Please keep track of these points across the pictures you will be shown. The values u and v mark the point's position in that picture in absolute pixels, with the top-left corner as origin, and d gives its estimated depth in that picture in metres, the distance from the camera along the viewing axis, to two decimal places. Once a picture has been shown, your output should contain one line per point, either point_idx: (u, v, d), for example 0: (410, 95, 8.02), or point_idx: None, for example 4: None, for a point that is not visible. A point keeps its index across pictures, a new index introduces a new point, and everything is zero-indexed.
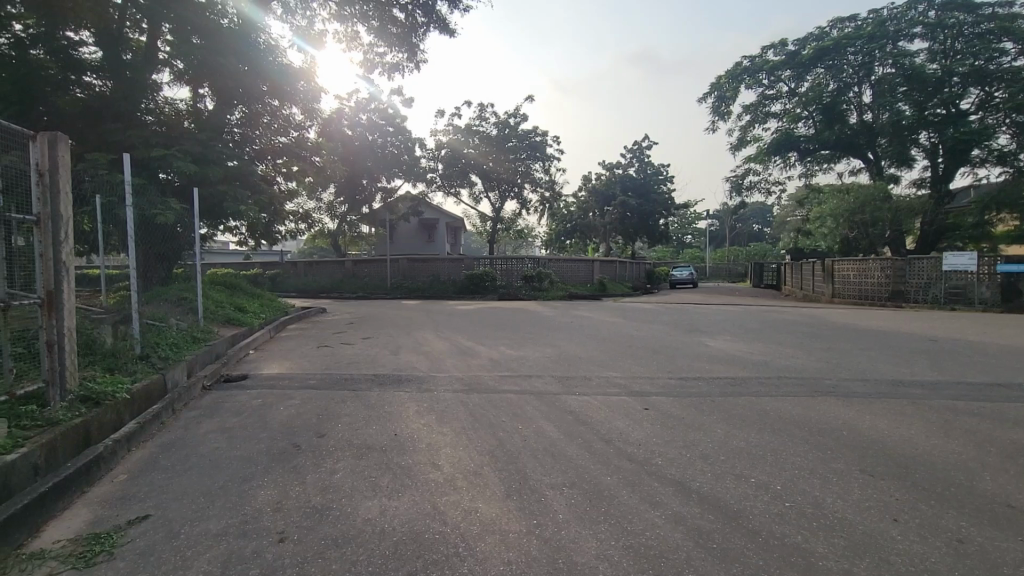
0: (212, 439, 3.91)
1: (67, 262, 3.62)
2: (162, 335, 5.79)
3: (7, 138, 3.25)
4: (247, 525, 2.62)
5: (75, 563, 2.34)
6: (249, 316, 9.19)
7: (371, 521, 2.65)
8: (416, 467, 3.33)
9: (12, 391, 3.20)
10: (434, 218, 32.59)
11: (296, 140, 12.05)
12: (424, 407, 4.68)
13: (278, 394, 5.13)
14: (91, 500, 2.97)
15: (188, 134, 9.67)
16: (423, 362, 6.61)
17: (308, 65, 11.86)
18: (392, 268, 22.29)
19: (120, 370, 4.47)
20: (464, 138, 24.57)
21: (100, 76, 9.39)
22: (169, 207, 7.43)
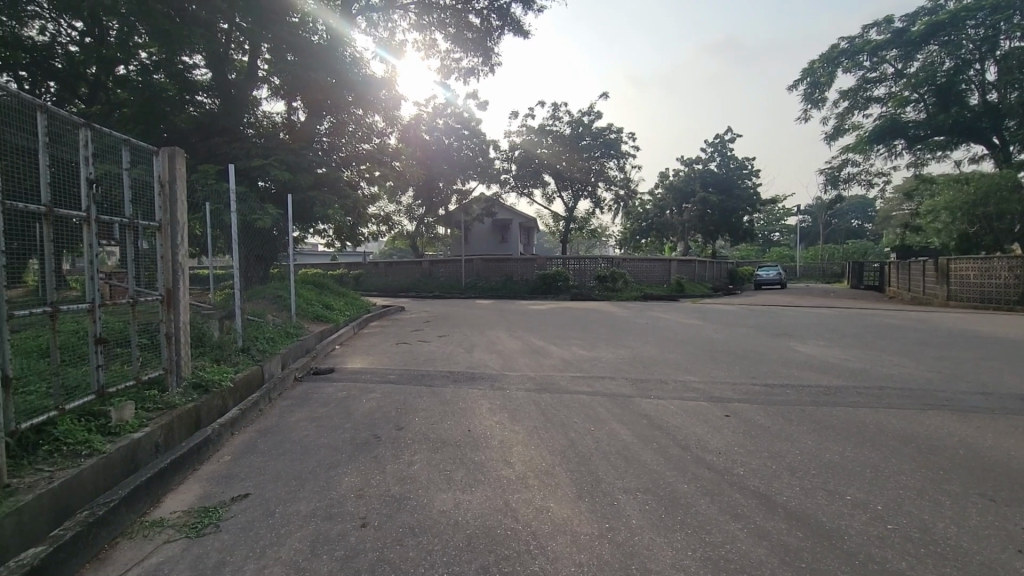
0: (302, 427, 4.22)
1: (183, 263, 4.08)
2: (261, 330, 6.33)
3: (137, 154, 3.70)
4: (333, 509, 2.79)
5: (187, 532, 2.61)
6: (335, 313, 9.81)
7: (445, 513, 2.72)
8: (489, 463, 3.39)
9: (139, 377, 3.65)
10: (507, 219, 33.03)
11: (378, 146, 12.69)
12: (497, 405, 4.74)
13: (360, 388, 5.42)
14: (201, 477, 3.31)
15: (283, 145, 10.52)
16: (495, 361, 6.70)
17: (388, 74, 12.50)
18: (467, 269, 22.85)
19: (225, 361, 4.95)
20: (537, 139, 24.64)
21: (210, 95, 10.73)
22: (267, 213, 8.12)
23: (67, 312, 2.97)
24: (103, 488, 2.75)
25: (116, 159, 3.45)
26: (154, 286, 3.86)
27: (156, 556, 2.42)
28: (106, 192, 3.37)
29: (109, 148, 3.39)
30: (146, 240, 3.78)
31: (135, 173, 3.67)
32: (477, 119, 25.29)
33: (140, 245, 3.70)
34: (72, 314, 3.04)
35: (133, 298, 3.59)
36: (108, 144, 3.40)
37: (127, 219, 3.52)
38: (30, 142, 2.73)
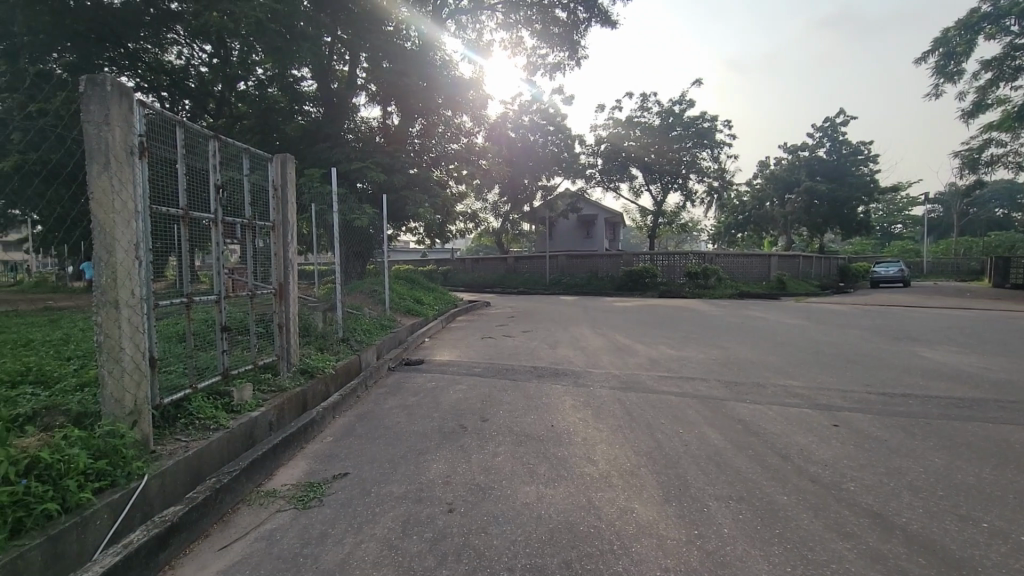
0: (395, 413, 4.47)
1: (292, 260, 4.47)
2: (359, 322, 6.79)
3: (255, 161, 4.09)
4: (422, 492, 2.93)
5: (296, 504, 2.88)
6: (424, 307, 10.27)
7: (529, 505, 2.75)
8: (571, 459, 3.37)
9: (257, 361, 4.07)
10: (593, 214, 32.60)
11: (466, 146, 13.07)
12: (581, 401, 4.71)
13: (447, 379, 5.63)
14: (308, 455, 3.62)
15: (380, 149, 11.18)
16: (579, 357, 6.64)
17: (475, 75, 12.83)
18: (551, 265, 22.90)
19: (328, 349, 5.38)
20: (625, 131, 23.96)
21: (315, 104, 11.62)
22: (364, 212, 8.66)
23: (199, 303, 3.36)
24: (227, 459, 3.09)
25: (237, 167, 3.84)
26: (268, 280, 4.27)
27: (270, 523, 2.68)
28: (230, 196, 3.76)
29: (232, 157, 3.78)
30: (262, 239, 4.18)
31: (253, 178, 4.06)
32: (563, 114, 25.14)
33: (257, 243, 4.10)
34: (203, 305, 3.43)
35: (251, 291, 3.98)
36: (231, 154, 3.78)
37: (246, 220, 3.90)
38: (171, 154, 3.13)
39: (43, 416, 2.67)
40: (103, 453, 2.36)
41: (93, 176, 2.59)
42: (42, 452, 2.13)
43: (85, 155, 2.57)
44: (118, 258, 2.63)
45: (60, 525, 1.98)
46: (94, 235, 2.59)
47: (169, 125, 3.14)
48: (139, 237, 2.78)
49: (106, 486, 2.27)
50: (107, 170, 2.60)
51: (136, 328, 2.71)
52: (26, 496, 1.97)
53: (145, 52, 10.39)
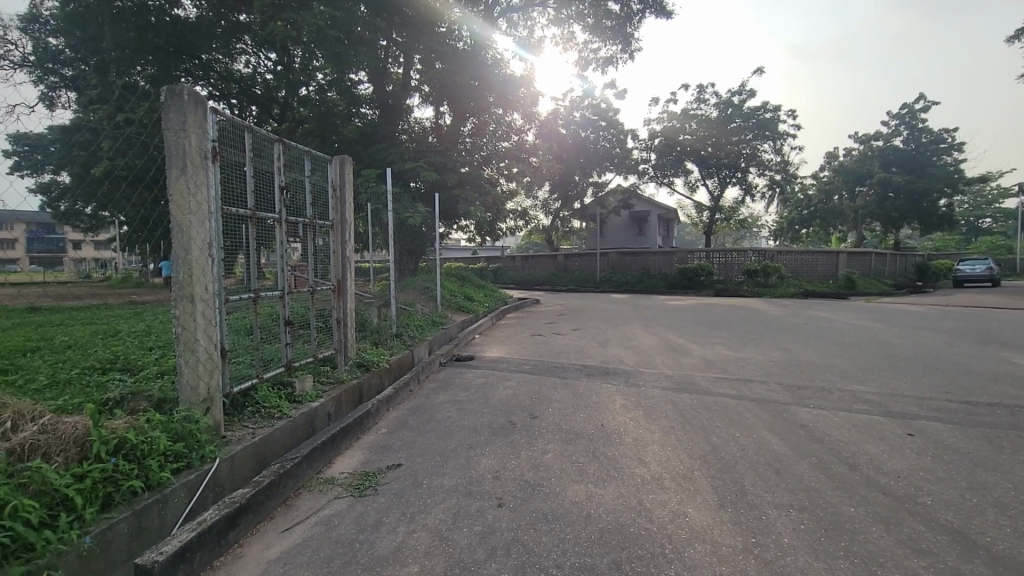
0: (446, 408, 4.56)
1: (349, 257, 4.64)
2: (412, 318, 6.98)
3: (316, 163, 4.27)
4: (472, 486, 2.98)
5: (353, 491, 2.99)
6: (475, 304, 10.40)
7: (578, 504, 2.73)
8: (622, 459, 3.32)
9: (318, 354, 4.27)
10: (646, 211, 31.87)
11: (517, 143, 13.11)
12: (632, 401, 4.62)
13: (497, 376, 5.68)
14: (363, 445, 3.76)
15: (432, 149, 11.39)
16: (630, 357, 6.51)
17: (526, 72, 12.80)
18: (602, 262, 22.63)
19: (383, 344, 5.55)
20: (680, 124, 23.21)
21: (371, 107, 12.00)
22: (417, 211, 8.87)
23: (265, 298, 3.56)
24: (290, 447, 3.26)
25: (300, 169, 4.02)
26: (327, 277, 4.46)
27: (329, 509, 2.80)
28: (293, 197, 3.95)
29: (295, 159, 3.95)
30: (322, 237, 4.37)
31: (314, 179, 4.24)
32: (615, 109, 24.67)
33: (318, 241, 4.29)
34: (269, 300, 3.63)
35: (312, 287, 4.16)
36: (294, 156, 3.97)
37: (308, 219, 4.08)
38: (240, 157, 3.32)
39: (128, 401, 2.91)
40: (180, 436, 2.55)
41: (172, 180, 2.78)
42: (129, 433, 2.32)
43: (166, 160, 2.77)
44: (194, 256, 2.83)
45: (143, 501, 2.15)
46: (172, 235, 2.79)
47: (238, 130, 3.33)
48: (211, 236, 2.97)
49: (183, 467, 2.44)
50: (184, 175, 2.79)
51: (208, 321, 2.90)
52: (115, 473, 2.15)
53: (217, 62, 10.96)
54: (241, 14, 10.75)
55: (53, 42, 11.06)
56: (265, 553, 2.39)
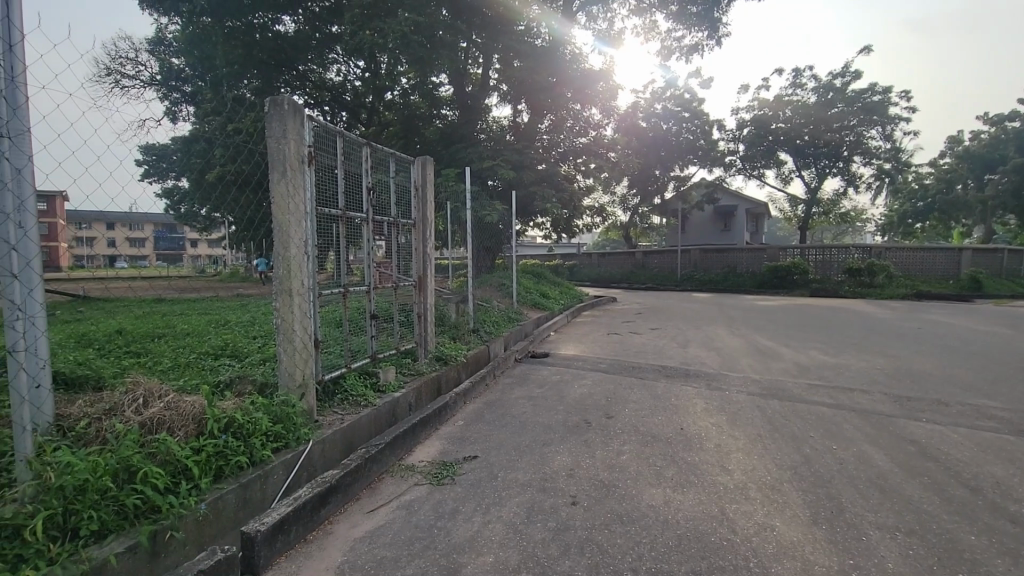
0: (521, 403, 4.61)
1: (429, 254, 4.81)
2: (489, 314, 7.11)
3: (401, 164, 4.47)
4: (546, 482, 2.99)
5: (432, 479, 3.11)
6: (550, 301, 10.41)
7: (655, 508, 2.65)
8: (704, 466, 3.17)
9: (400, 347, 4.47)
10: (733, 205, 30.16)
11: (595, 139, 12.93)
12: (714, 405, 4.40)
13: (572, 373, 5.64)
14: (442, 435, 3.89)
15: (510, 146, 11.52)
16: (713, 359, 6.20)
17: (606, 65, 12.58)
18: (684, 259, 21.75)
19: (460, 339, 5.71)
20: (772, 112, 21.71)
21: (451, 108, 12.37)
22: (494, 208, 9.02)
23: (354, 293, 3.77)
24: (374, 434, 3.45)
25: (385, 169, 4.21)
26: (410, 273, 4.66)
27: (409, 494, 2.93)
28: (379, 197, 4.15)
29: (381, 161, 4.14)
30: (405, 236, 4.56)
31: (398, 180, 4.43)
32: (700, 99, 23.54)
33: (401, 239, 4.48)
34: (356, 295, 3.85)
35: (396, 282, 4.35)
36: (381, 158, 4.16)
37: (392, 218, 4.27)
38: (332, 161, 3.54)
39: (236, 383, 3.22)
40: (279, 417, 2.79)
41: (274, 185, 3.02)
42: (237, 413, 2.56)
43: (269, 166, 3.01)
44: (291, 254, 3.06)
45: (248, 476, 2.37)
46: (274, 234, 3.04)
47: (331, 135, 3.54)
48: (307, 235, 3.20)
49: (281, 447, 2.67)
50: (284, 179, 3.03)
51: (303, 313, 3.13)
52: (225, 448, 2.39)
53: (311, 72, 11.78)
54: (333, 26, 11.45)
55: (176, 62, 12.38)
56: (352, 532, 2.54)
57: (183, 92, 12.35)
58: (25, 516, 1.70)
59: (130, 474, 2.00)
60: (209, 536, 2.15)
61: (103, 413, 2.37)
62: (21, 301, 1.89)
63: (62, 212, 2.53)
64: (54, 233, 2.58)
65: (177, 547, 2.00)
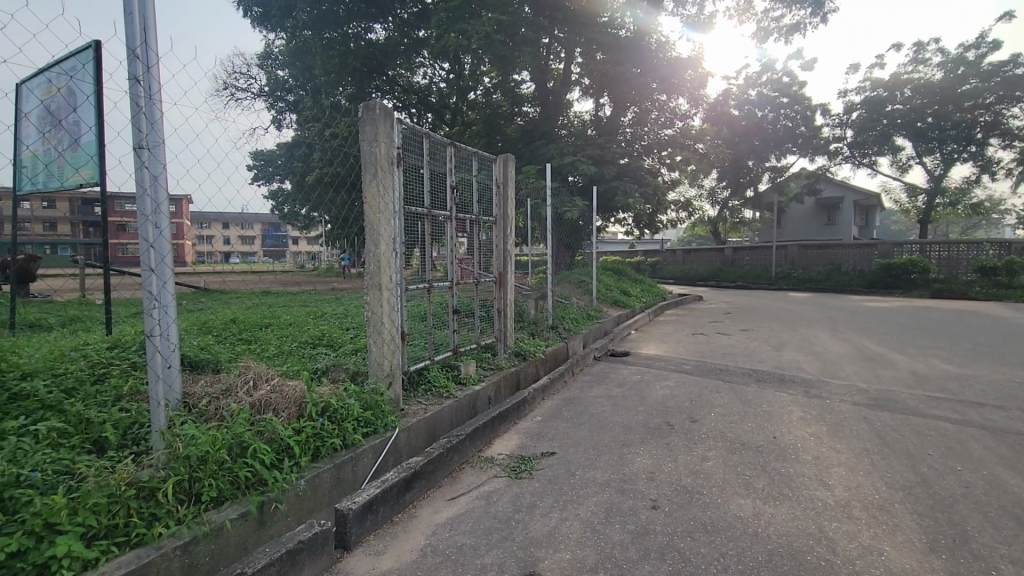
0: (600, 402, 4.54)
1: (509, 251, 4.87)
2: (568, 310, 7.07)
3: (482, 163, 4.55)
4: (625, 484, 2.91)
5: (510, 472, 3.16)
6: (632, 299, 10.15)
7: (743, 520, 2.49)
8: (800, 479, 2.93)
9: (481, 341, 4.57)
10: (839, 197, 27.59)
11: (682, 130, 12.38)
12: (813, 414, 4.06)
13: (654, 374, 5.47)
14: (519, 430, 3.93)
15: (592, 141, 11.34)
16: (812, 364, 5.72)
17: (694, 52, 12.00)
18: (779, 256, 20.30)
19: (539, 335, 5.72)
20: (887, 93, 19.57)
21: (533, 105, 12.43)
22: (574, 204, 8.93)
23: (437, 289, 3.90)
24: (455, 424, 3.56)
25: (468, 168, 4.31)
26: (491, 268, 4.74)
27: (488, 485, 3.00)
28: (462, 195, 4.26)
29: (463, 160, 4.25)
30: (486, 232, 4.63)
31: (480, 178, 4.51)
32: (800, 83, 21.77)
33: (483, 236, 4.57)
34: (440, 290, 3.97)
35: (477, 278, 4.44)
36: (464, 157, 4.26)
37: (474, 215, 4.36)
38: (419, 161, 3.67)
39: (331, 371, 3.47)
40: (369, 404, 2.96)
41: (366, 185, 3.19)
42: (332, 399, 2.76)
43: (362, 169, 3.19)
44: (381, 250, 3.23)
45: (342, 457, 2.54)
46: (365, 231, 3.21)
47: (418, 137, 3.68)
48: (395, 233, 3.35)
49: (371, 432, 2.84)
50: (376, 180, 3.19)
51: (391, 307, 3.29)
52: (322, 431, 2.58)
53: (400, 77, 12.35)
54: (420, 30, 11.91)
55: (281, 74, 13.48)
56: (434, 517, 2.65)
57: (288, 101, 13.44)
58: (158, 480, 1.94)
59: (243, 449, 2.21)
60: (307, 511, 2.34)
61: (220, 393, 2.64)
62: (157, 292, 2.15)
63: (188, 213, 2.84)
64: (184, 232, 2.91)
65: (280, 518, 2.20)
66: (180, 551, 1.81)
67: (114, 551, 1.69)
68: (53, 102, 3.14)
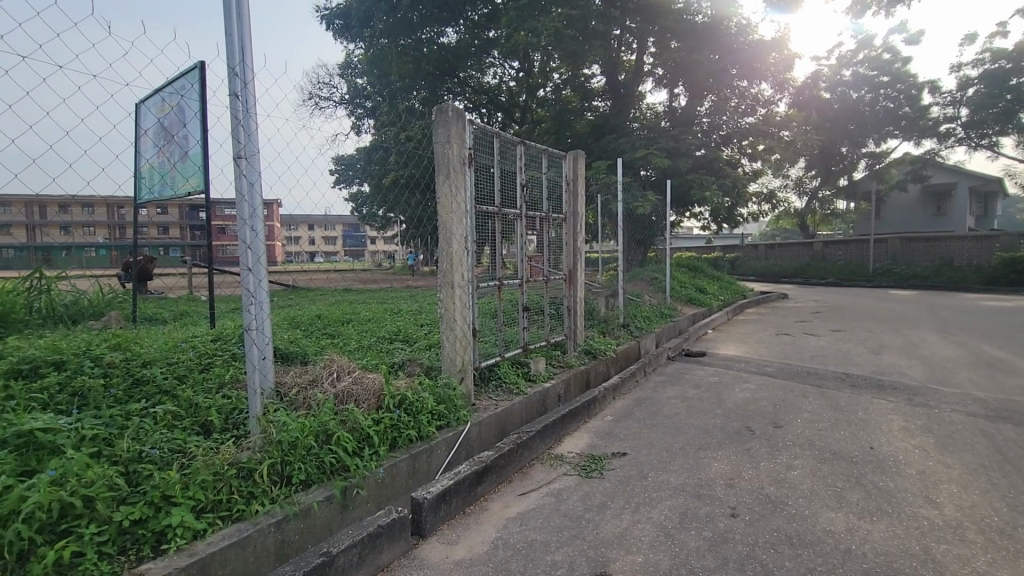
0: (674, 403, 4.38)
1: (579, 248, 4.83)
2: (640, 309, 6.88)
3: (552, 161, 4.54)
4: (702, 489, 2.79)
5: (581, 471, 3.13)
6: (709, 296, 9.72)
7: (834, 535, 2.31)
8: (902, 494, 2.66)
9: (551, 339, 4.56)
10: (949, 184, 24.79)
11: (765, 117, 11.66)
12: (918, 424, 3.68)
13: (733, 376, 5.20)
14: (590, 428, 3.90)
15: (666, 133, 10.96)
16: (916, 369, 5.18)
17: (779, 33, 11.27)
18: (878, 250, 18.61)
19: (610, 334, 5.62)
20: (1011, 63, 17.27)
21: (603, 99, 12.18)
22: (647, 199, 8.67)
23: (507, 286, 3.93)
24: (525, 420, 3.59)
25: (538, 167, 4.32)
26: (560, 266, 4.71)
27: (558, 483, 2.99)
28: (532, 194, 4.27)
29: (534, 158, 4.26)
30: (556, 230, 4.62)
31: (550, 176, 4.51)
32: (904, 59, 19.75)
33: (553, 233, 4.55)
34: (510, 288, 4.00)
35: (546, 276, 4.43)
36: (533, 156, 4.27)
37: (543, 213, 4.35)
38: (489, 161, 3.72)
39: (407, 365, 3.62)
40: (442, 398, 3.06)
41: (440, 186, 3.30)
42: (408, 392, 2.87)
43: (435, 170, 3.30)
44: (453, 249, 3.32)
45: (417, 448, 2.65)
46: (438, 231, 3.31)
47: (489, 138, 3.73)
48: (467, 232, 3.43)
49: (443, 425, 2.92)
50: (448, 181, 3.28)
51: (462, 305, 3.37)
52: (399, 422, 2.69)
53: (471, 78, 12.59)
54: (490, 30, 12.08)
55: (360, 82, 14.18)
56: (506, 511, 2.68)
57: (366, 108, 14.11)
58: (255, 461, 2.11)
59: (328, 437, 2.36)
60: (385, 498, 2.45)
61: (308, 383, 2.83)
62: (253, 289, 2.34)
63: (278, 216, 3.07)
64: (276, 234, 3.16)
65: (361, 503, 2.32)
66: (275, 527, 1.96)
67: (219, 523, 1.87)
68: (165, 118, 3.56)
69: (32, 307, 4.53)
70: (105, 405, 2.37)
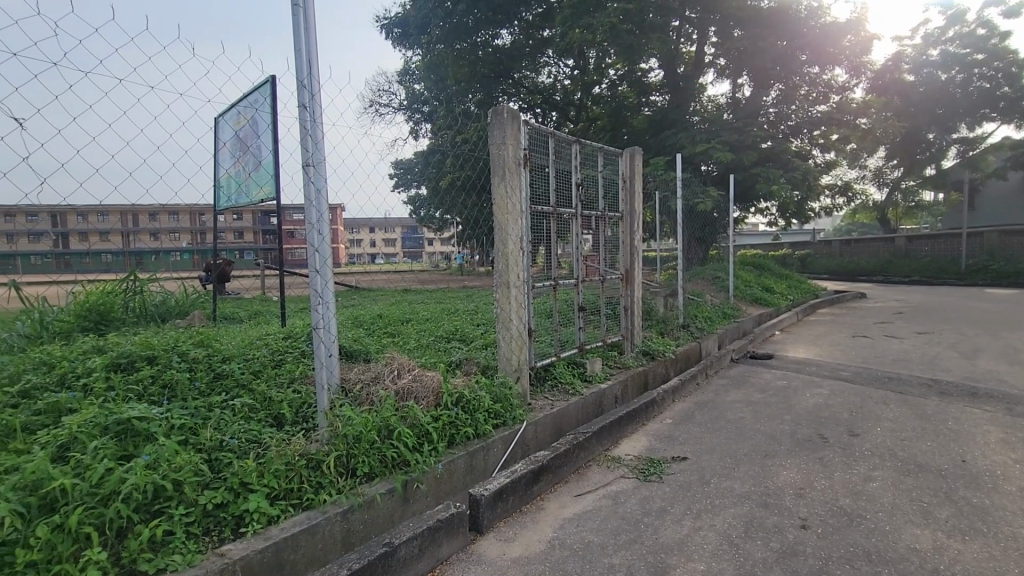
0: (739, 408, 4.20)
1: (636, 247, 4.73)
2: (702, 309, 6.64)
3: (609, 159, 4.48)
4: (769, 497, 2.66)
5: (638, 474, 3.06)
6: (776, 296, 9.22)
7: (919, 553, 2.13)
8: (1000, 513, 2.42)
9: (608, 339, 4.49)
10: None
11: (839, 104, 10.95)
12: (1019, 437, 3.33)
13: (803, 380, 4.91)
14: (648, 431, 3.80)
15: (728, 125, 10.51)
16: (1018, 376, 4.68)
17: (855, 14, 10.57)
18: (971, 245, 16.98)
19: (670, 335, 5.46)
20: None
21: (661, 93, 11.85)
22: (709, 195, 8.35)
23: (563, 286, 3.92)
24: (581, 421, 3.56)
25: (593, 165, 4.27)
26: (616, 266, 4.64)
27: (616, 485, 2.95)
28: (588, 193, 4.23)
29: (589, 156, 4.22)
30: (612, 228, 4.55)
31: (606, 174, 4.45)
32: (1002, 33, 17.94)
33: (609, 232, 4.49)
34: (565, 288, 3.98)
35: (603, 275, 4.38)
36: (589, 154, 4.22)
37: (599, 212, 4.30)
38: (544, 160, 3.72)
39: (464, 364, 3.69)
40: (498, 397, 3.09)
41: (496, 187, 3.34)
42: (465, 391, 2.93)
43: (491, 171, 3.34)
44: (509, 249, 3.35)
45: (474, 445, 2.69)
46: (495, 231, 3.36)
47: (543, 138, 3.72)
48: (523, 232, 3.45)
49: (500, 424, 2.96)
50: (504, 182, 3.32)
51: (519, 304, 3.39)
52: (457, 419, 2.75)
53: (526, 79, 12.61)
54: (545, 30, 12.11)
55: (418, 88, 14.54)
56: (562, 511, 2.67)
57: (423, 112, 14.46)
58: (322, 453, 2.22)
59: (390, 432, 2.44)
60: (444, 493, 2.52)
61: (371, 380, 2.95)
62: (320, 290, 2.46)
63: (342, 219, 3.21)
64: (340, 237, 3.30)
65: (421, 497, 2.39)
66: (341, 516, 2.06)
67: (292, 510, 1.99)
68: (242, 130, 3.85)
69: (127, 308, 5.00)
70: (191, 396, 2.58)
